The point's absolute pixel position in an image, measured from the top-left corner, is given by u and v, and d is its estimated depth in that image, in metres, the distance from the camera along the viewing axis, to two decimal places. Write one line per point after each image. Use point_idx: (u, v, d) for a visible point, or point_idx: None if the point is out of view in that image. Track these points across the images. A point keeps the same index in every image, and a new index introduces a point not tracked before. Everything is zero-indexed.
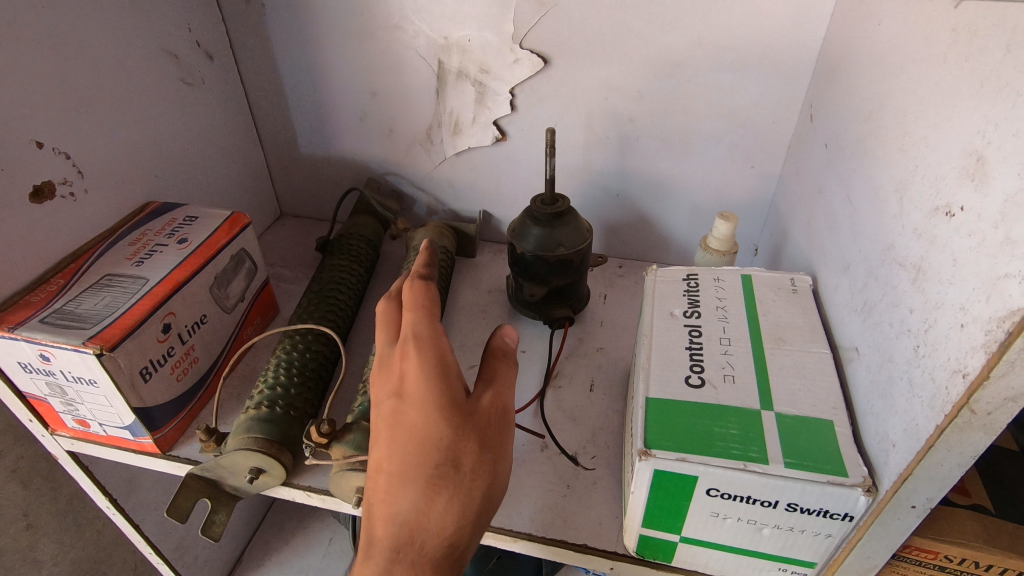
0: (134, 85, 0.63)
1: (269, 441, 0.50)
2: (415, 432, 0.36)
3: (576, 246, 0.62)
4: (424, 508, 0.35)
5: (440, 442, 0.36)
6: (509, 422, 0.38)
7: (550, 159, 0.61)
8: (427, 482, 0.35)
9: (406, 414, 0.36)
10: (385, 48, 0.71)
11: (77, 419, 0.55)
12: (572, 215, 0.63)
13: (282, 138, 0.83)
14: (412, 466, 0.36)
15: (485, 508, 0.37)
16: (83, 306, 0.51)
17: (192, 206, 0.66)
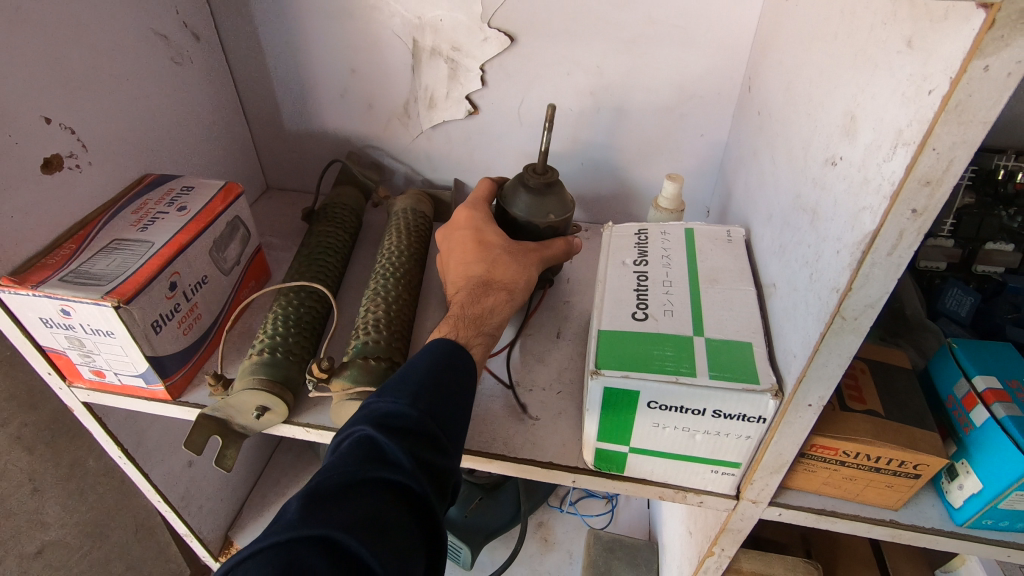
0: (127, 65, 0.67)
1: (274, 381, 0.57)
2: (483, 240, 0.64)
3: (561, 217, 0.68)
4: (491, 269, 0.61)
5: (500, 245, 0.63)
6: (553, 254, 0.66)
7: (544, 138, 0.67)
8: (494, 257, 0.62)
9: (478, 232, 0.65)
10: (362, 27, 0.76)
11: (93, 370, 0.61)
12: (559, 186, 0.69)
13: (267, 114, 0.88)
14: (485, 251, 0.62)
15: (521, 281, 0.61)
16: (97, 266, 0.57)
17: (187, 178, 0.71)
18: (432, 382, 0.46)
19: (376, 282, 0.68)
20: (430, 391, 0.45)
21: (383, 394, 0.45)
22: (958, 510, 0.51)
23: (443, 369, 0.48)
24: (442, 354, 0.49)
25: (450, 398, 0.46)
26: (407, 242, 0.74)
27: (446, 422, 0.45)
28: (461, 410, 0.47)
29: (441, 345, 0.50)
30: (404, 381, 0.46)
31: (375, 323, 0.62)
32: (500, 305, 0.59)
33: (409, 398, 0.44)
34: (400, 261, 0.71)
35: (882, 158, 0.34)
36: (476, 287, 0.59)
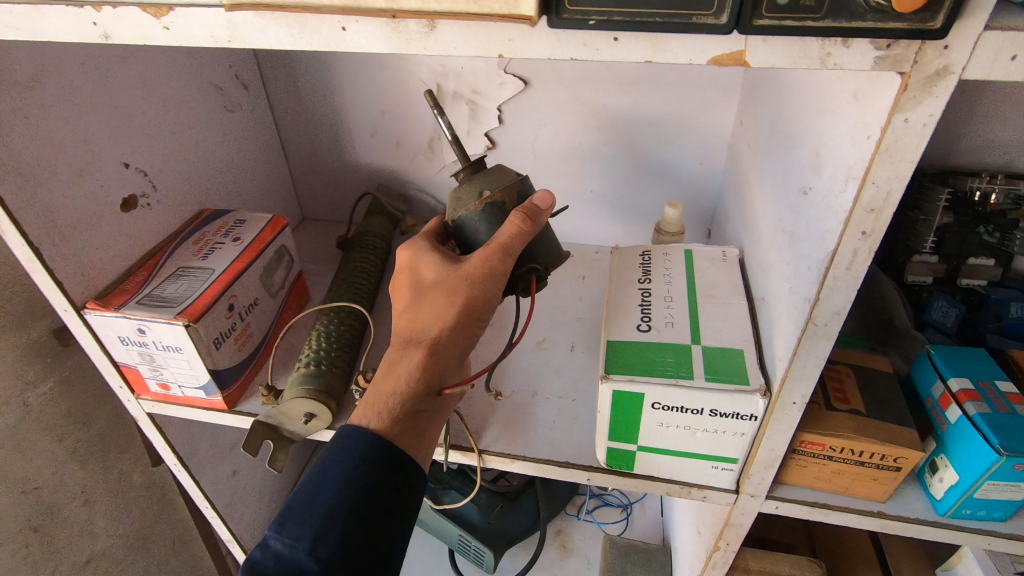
0: (188, 114, 0.77)
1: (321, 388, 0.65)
2: (411, 281, 0.55)
3: (498, 189, 0.54)
4: (414, 316, 0.53)
5: (427, 281, 0.54)
6: (500, 245, 0.50)
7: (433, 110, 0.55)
8: (417, 300, 0.53)
9: (408, 273, 0.55)
10: (392, 75, 0.85)
11: (159, 383, 0.69)
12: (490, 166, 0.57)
13: (305, 152, 0.97)
14: (411, 292, 0.54)
15: (451, 323, 0.52)
16: (166, 291, 0.65)
17: (239, 211, 0.80)
18: (341, 514, 0.45)
19: None
20: (337, 530, 0.45)
21: (286, 531, 0.45)
22: (940, 501, 0.56)
23: (363, 485, 0.47)
24: (357, 463, 0.47)
25: (363, 525, 0.46)
26: None
27: (357, 555, 0.45)
28: (380, 532, 0.46)
29: (356, 444, 0.48)
30: (308, 518, 0.45)
31: None
32: (420, 366, 0.51)
33: (309, 546, 0.44)
34: None
35: (838, 190, 0.40)
36: (401, 343, 0.53)
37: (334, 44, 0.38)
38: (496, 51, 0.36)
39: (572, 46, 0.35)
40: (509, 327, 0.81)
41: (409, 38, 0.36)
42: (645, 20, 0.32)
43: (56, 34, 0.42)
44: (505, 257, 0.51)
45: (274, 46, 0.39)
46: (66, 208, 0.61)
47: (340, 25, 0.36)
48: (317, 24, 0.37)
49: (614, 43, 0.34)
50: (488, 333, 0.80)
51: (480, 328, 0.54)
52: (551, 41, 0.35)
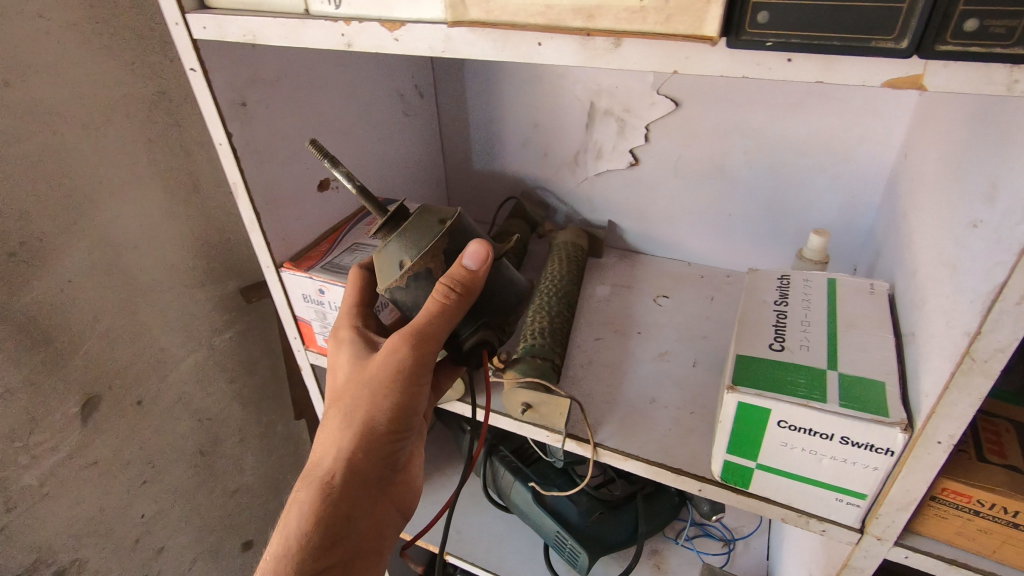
0: (376, 115, 0.89)
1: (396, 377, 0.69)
2: (336, 388, 0.64)
3: (416, 257, 0.56)
4: (331, 425, 0.62)
5: (343, 387, 0.62)
6: (416, 330, 0.57)
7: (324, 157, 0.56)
8: (337, 407, 0.63)
9: (335, 380, 0.65)
10: (550, 91, 0.92)
11: (326, 338, 0.80)
12: (418, 217, 0.58)
13: (461, 156, 1.08)
14: (335, 397, 0.63)
15: (351, 438, 0.60)
16: (344, 261, 0.77)
17: (404, 202, 0.91)
18: None
19: (541, 298, 0.82)
20: None
21: None
22: None
23: None
24: None
25: None
26: (567, 270, 0.88)
27: None
28: None
29: None
30: None
31: (541, 330, 0.75)
32: (322, 487, 0.60)
33: None
34: (560, 284, 0.84)
35: (1015, 221, 0.39)
36: (318, 454, 0.62)
37: (528, 56, 0.44)
38: (672, 67, 0.40)
39: (745, 65, 0.38)
40: (632, 335, 0.84)
41: (595, 53, 0.41)
42: (824, 43, 0.35)
43: (312, 42, 0.53)
44: (415, 349, 0.58)
45: (479, 57, 0.46)
46: (283, 184, 0.74)
47: (537, 40, 0.43)
48: (518, 40, 0.43)
49: (787, 64, 0.37)
50: (612, 338, 0.83)
51: (385, 439, 0.61)
52: (725, 60, 0.38)
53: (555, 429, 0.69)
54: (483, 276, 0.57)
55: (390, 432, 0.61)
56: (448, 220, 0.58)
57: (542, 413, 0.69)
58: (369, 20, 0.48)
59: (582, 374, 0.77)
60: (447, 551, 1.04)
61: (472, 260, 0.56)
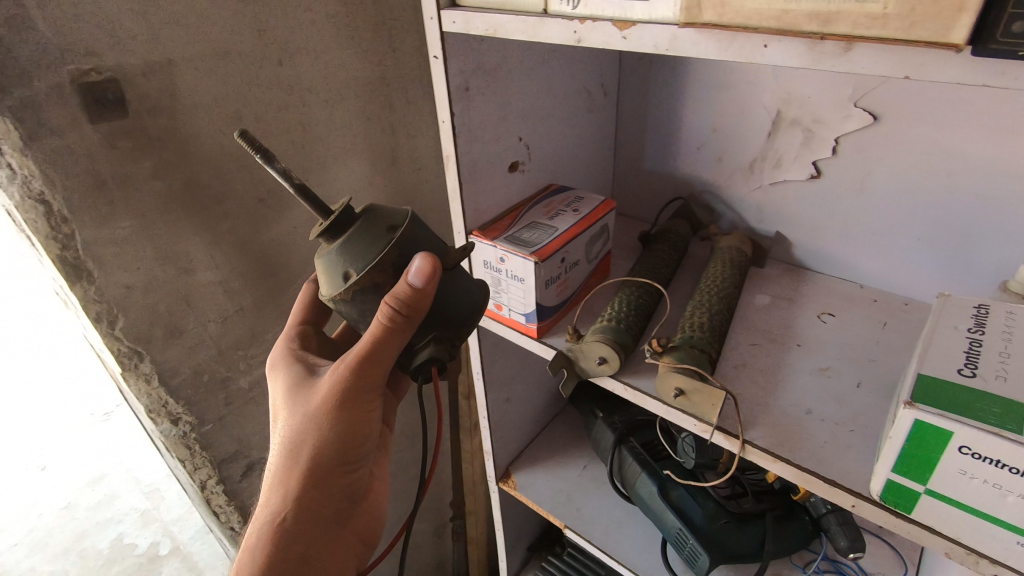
0: (566, 109, 0.97)
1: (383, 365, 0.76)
2: (280, 410, 0.76)
3: (358, 271, 0.63)
4: (281, 436, 0.74)
5: (301, 406, 0.73)
6: (364, 345, 0.66)
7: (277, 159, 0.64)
8: (275, 423, 0.76)
9: (281, 406, 0.76)
10: (736, 97, 0.94)
11: (496, 303, 0.89)
12: (350, 230, 0.64)
13: (633, 155, 1.13)
14: (273, 411, 0.77)
15: (314, 446, 0.71)
16: (523, 235, 0.85)
17: (578, 190, 0.97)
18: None
19: (701, 296, 0.84)
20: None
21: None
22: None
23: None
24: None
25: None
26: (730, 273, 0.89)
27: None
28: None
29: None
30: None
31: (700, 324, 0.78)
32: (285, 496, 0.72)
33: None
34: (721, 286, 0.86)
35: None
36: (276, 469, 0.73)
37: (752, 57, 0.48)
38: (903, 72, 0.42)
39: (988, 73, 0.38)
40: (791, 347, 0.83)
41: (822, 56, 0.44)
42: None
43: (546, 37, 0.61)
44: (360, 359, 0.67)
45: (701, 56, 0.51)
46: (482, 161, 0.84)
47: (764, 43, 0.47)
48: (744, 42, 0.48)
49: None
50: (769, 346, 0.83)
51: (339, 466, 0.74)
52: (966, 67, 0.39)
53: (704, 420, 0.71)
54: (428, 296, 0.63)
55: (340, 453, 0.73)
56: (395, 227, 0.65)
57: (693, 401, 0.71)
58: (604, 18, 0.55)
59: (735, 375, 0.78)
60: (566, 524, 1.10)
61: (413, 276, 0.62)
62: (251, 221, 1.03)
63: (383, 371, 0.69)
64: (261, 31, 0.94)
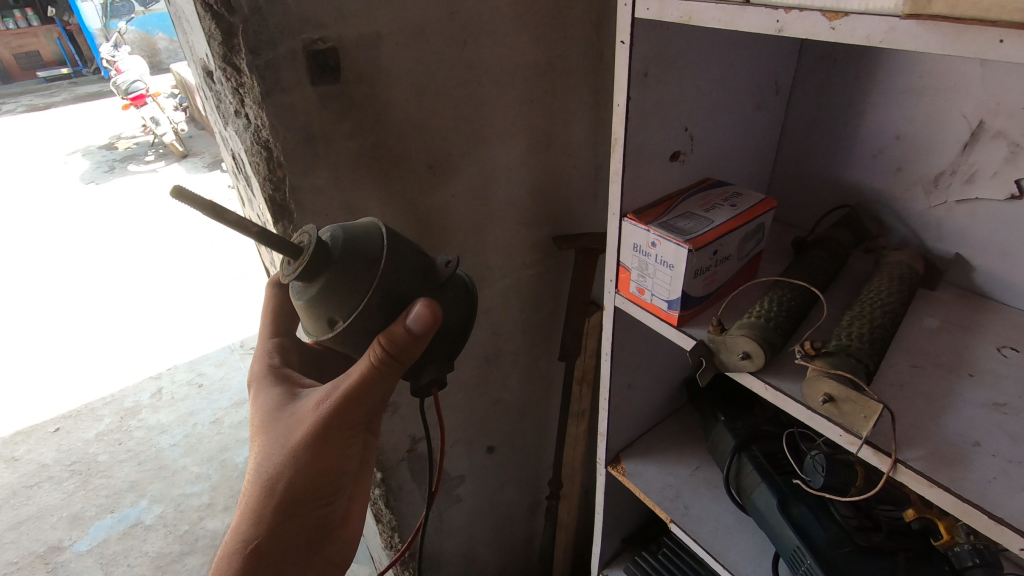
0: (735, 103, 0.96)
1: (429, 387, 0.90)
2: (290, 420, 0.87)
3: (346, 322, 0.76)
4: (257, 473, 0.88)
5: (270, 460, 0.86)
6: (359, 372, 0.79)
7: (224, 210, 0.71)
8: (274, 419, 0.88)
9: (280, 407, 0.90)
10: (930, 103, 0.87)
11: (639, 287, 0.92)
12: (339, 269, 0.75)
13: (797, 157, 1.09)
14: (284, 425, 0.87)
15: (301, 447, 0.84)
16: (678, 224, 0.86)
17: (736, 186, 0.96)
18: None
19: (862, 307, 0.80)
20: None
21: None
22: None
23: None
24: None
25: None
26: (897, 288, 0.84)
27: None
28: None
29: None
30: None
31: (859, 334, 0.74)
32: (249, 525, 0.87)
33: None
34: (887, 300, 0.81)
35: None
36: (252, 473, 0.88)
37: (980, 53, 0.46)
38: None
39: None
40: (960, 376, 0.76)
41: None
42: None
43: (745, 26, 0.62)
44: (360, 388, 0.80)
45: (920, 50, 0.50)
46: (647, 146, 0.86)
47: (999, 38, 0.45)
48: (975, 37, 0.46)
49: None
50: (934, 371, 0.77)
51: (327, 463, 0.86)
52: None
53: (853, 432, 0.68)
54: (423, 339, 0.77)
55: (314, 479, 0.87)
56: (377, 262, 0.78)
57: (842, 410, 0.69)
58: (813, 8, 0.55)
59: (892, 393, 0.74)
60: (672, 518, 1.09)
61: (412, 316, 0.76)
62: (419, 186, 1.14)
63: (365, 400, 0.82)
64: (454, 12, 1.02)
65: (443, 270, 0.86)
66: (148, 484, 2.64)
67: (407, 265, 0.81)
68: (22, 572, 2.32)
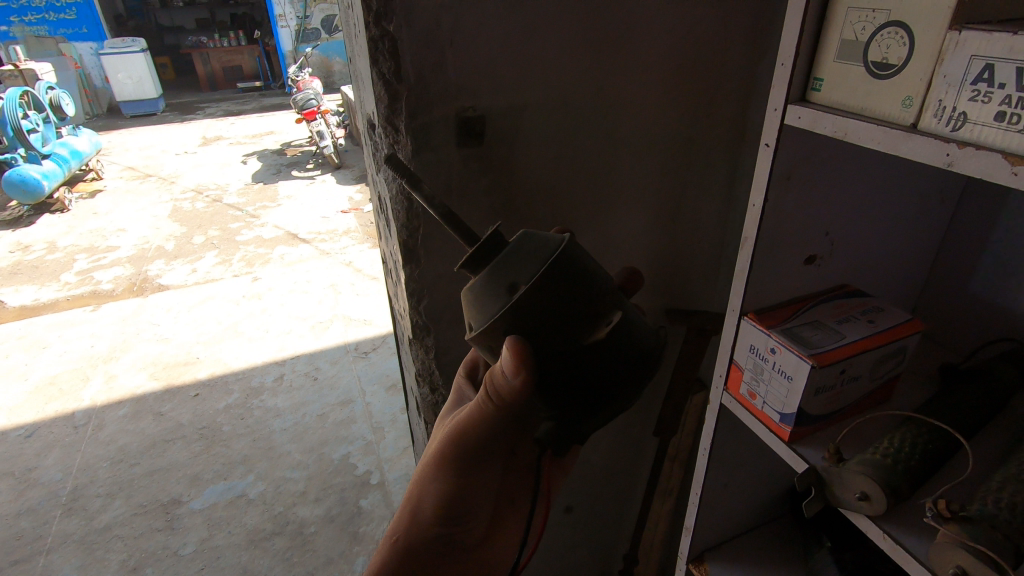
0: (891, 212, 0.89)
1: (561, 440, 0.81)
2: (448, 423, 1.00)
3: (472, 333, 0.78)
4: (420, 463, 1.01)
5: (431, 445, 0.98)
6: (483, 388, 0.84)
7: (432, 198, 0.83)
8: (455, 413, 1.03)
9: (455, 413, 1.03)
10: None
11: (750, 391, 0.87)
12: (496, 271, 0.76)
13: (957, 276, 0.98)
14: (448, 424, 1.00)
15: (451, 442, 0.92)
16: (803, 333, 0.81)
17: (877, 299, 0.88)
18: None
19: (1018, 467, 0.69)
20: None
21: None
22: None
23: None
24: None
25: None
26: None
27: None
28: None
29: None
30: None
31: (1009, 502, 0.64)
32: (409, 496, 0.99)
33: None
34: None
35: None
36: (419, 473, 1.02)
37: None
38: None
39: None
40: None
41: None
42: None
43: (907, 153, 0.58)
44: (484, 400, 0.85)
45: None
46: (782, 248, 0.82)
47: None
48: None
49: None
50: None
51: (460, 474, 0.94)
52: None
53: None
54: (530, 385, 0.75)
55: (452, 496, 0.95)
56: (515, 288, 0.74)
57: None
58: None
59: None
60: None
61: (519, 368, 0.73)
62: None
63: (491, 419, 0.86)
64: (602, 88, 1.05)
65: (604, 319, 0.79)
66: (257, 461, 2.91)
67: (551, 288, 0.73)
68: (147, 516, 2.64)
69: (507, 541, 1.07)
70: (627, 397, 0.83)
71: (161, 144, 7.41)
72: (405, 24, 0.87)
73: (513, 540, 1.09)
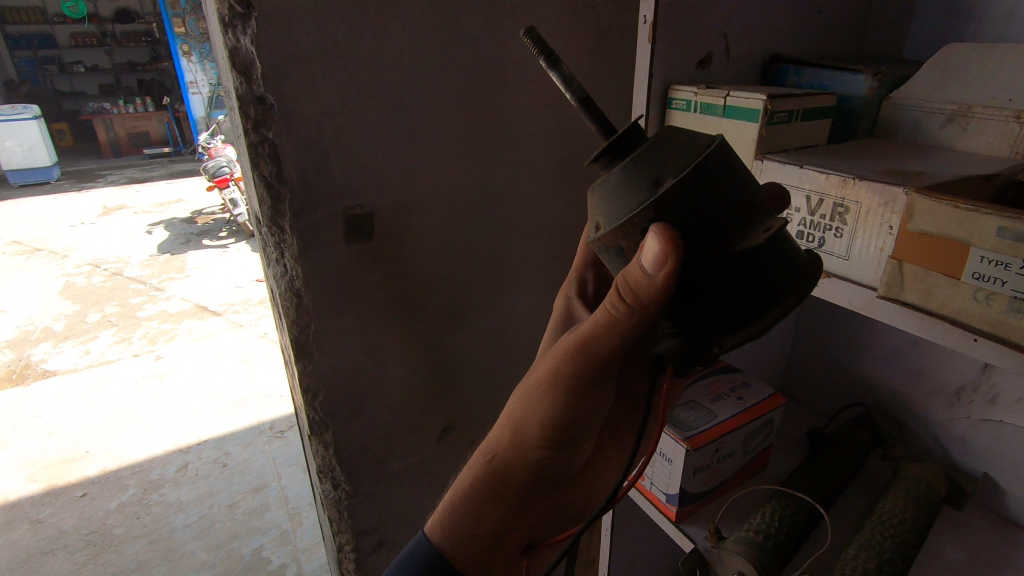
0: None
1: (698, 360, 0.58)
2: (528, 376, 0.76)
3: (604, 232, 0.54)
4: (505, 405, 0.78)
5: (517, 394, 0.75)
6: (614, 281, 0.55)
7: (558, 65, 0.59)
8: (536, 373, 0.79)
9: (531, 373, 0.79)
10: None
11: None
12: (621, 172, 0.53)
13: None
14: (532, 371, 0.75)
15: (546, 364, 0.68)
16: (679, 414, 0.86)
17: (745, 374, 0.96)
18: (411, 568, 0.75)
19: (870, 533, 0.75)
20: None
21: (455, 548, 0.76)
22: None
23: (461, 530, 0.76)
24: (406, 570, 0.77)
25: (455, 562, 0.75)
26: (915, 512, 0.78)
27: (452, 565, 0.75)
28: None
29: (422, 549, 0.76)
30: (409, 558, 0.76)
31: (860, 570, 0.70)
32: (493, 440, 0.77)
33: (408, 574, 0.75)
34: (901, 525, 0.76)
35: None
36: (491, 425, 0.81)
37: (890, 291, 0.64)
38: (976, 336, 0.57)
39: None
40: None
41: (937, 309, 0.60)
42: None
43: None
44: (620, 304, 0.55)
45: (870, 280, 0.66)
46: None
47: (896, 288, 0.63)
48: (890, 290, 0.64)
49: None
50: None
51: (556, 416, 0.70)
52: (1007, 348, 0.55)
53: None
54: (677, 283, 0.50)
55: (563, 419, 0.70)
56: (663, 182, 0.50)
57: None
58: (859, 180, 0.66)
59: None
60: None
61: (665, 266, 0.49)
62: (439, 330, 1.18)
63: (629, 333, 0.58)
64: (486, 180, 1.12)
65: (747, 222, 0.53)
66: (152, 567, 2.59)
67: (705, 192, 0.50)
68: None
69: (611, 468, 0.84)
70: (788, 306, 0.56)
71: (51, 215, 6.87)
72: (285, 129, 0.89)
73: (621, 467, 0.88)
